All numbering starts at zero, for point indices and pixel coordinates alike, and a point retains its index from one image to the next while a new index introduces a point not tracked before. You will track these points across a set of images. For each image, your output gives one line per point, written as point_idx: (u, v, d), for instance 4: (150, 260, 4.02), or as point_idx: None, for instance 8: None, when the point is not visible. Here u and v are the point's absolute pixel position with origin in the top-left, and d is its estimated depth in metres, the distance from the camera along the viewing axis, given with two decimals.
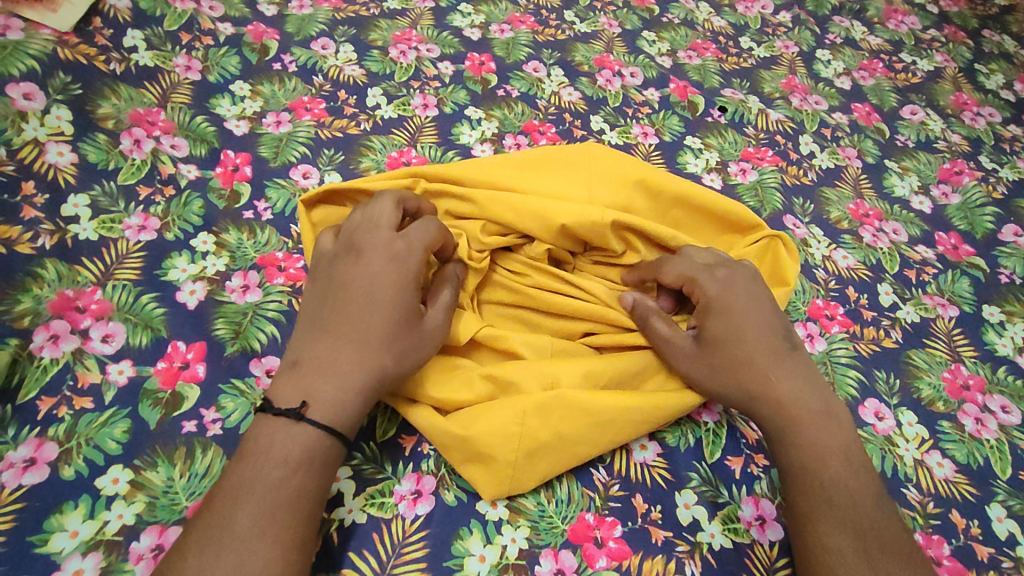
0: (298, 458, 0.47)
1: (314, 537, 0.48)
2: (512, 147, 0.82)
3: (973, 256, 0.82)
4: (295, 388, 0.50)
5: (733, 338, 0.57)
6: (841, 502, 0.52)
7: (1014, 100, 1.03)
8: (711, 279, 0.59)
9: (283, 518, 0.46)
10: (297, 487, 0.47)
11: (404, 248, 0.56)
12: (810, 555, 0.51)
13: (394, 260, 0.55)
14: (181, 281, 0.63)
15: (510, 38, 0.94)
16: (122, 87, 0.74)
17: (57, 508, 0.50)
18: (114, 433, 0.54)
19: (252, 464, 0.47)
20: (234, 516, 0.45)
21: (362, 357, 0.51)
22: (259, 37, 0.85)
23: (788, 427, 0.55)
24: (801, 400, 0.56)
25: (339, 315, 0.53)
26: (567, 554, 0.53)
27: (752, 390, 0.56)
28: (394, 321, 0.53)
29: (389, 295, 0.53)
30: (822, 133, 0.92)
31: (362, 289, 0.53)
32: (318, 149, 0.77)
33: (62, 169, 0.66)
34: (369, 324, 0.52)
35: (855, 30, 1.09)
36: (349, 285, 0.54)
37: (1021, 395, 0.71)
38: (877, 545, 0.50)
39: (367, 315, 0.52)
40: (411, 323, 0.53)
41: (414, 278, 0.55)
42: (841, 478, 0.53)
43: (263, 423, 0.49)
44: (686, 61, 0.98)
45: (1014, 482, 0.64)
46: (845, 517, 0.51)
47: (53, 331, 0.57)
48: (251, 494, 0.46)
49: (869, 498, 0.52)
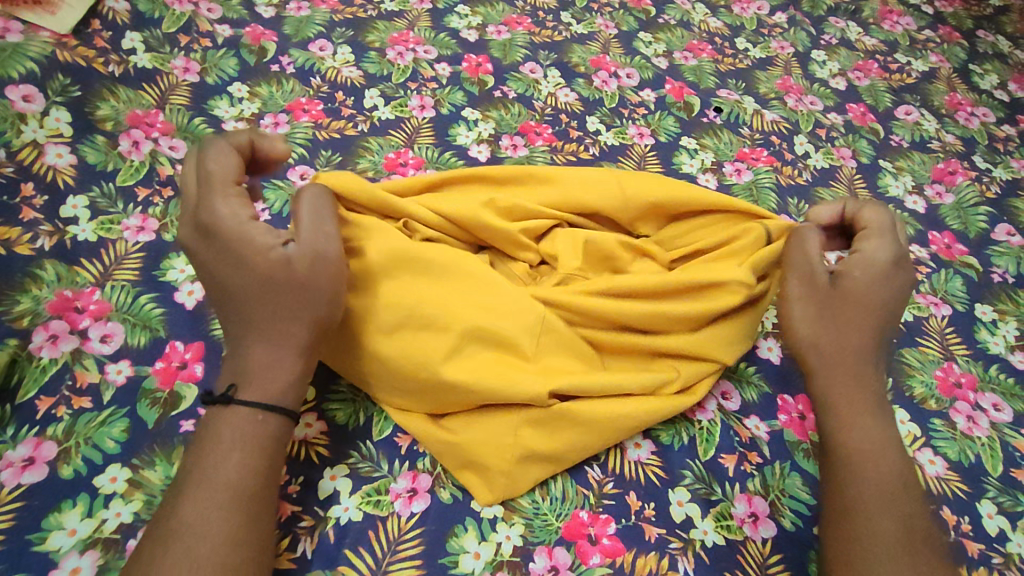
0: (232, 438, 0.46)
1: (264, 516, 0.46)
2: (509, 148, 0.82)
3: (966, 255, 0.83)
4: (226, 371, 0.50)
5: (866, 301, 0.54)
6: (893, 491, 0.50)
7: (1008, 100, 1.04)
8: (885, 246, 0.56)
9: (222, 498, 0.45)
10: (235, 465, 0.46)
11: (225, 219, 0.49)
12: (854, 537, 0.49)
13: (223, 239, 0.49)
14: (179, 281, 0.63)
15: (507, 40, 0.94)
16: (121, 89, 0.75)
17: (56, 507, 0.50)
18: (112, 432, 0.54)
19: (191, 452, 0.47)
20: (179, 504, 0.44)
21: (264, 331, 0.49)
22: (257, 39, 0.86)
23: (852, 405, 0.53)
24: (869, 385, 0.54)
25: (222, 305, 0.50)
26: (560, 552, 0.54)
27: (843, 354, 0.54)
28: (268, 290, 0.49)
29: (242, 268, 0.49)
30: (817, 133, 0.93)
31: (218, 277, 0.50)
32: (316, 150, 0.77)
33: (61, 170, 0.67)
34: (252, 298, 0.49)
35: (851, 31, 1.09)
36: (210, 277, 0.50)
37: (1012, 393, 0.72)
38: (921, 538, 0.48)
39: (245, 291, 0.49)
40: (282, 280, 0.49)
41: (253, 232, 0.49)
42: (892, 462, 0.51)
43: (206, 416, 0.49)
44: (682, 62, 0.98)
45: (1005, 479, 0.65)
46: (893, 506, 0.49)
47: (51, 331, 0.58)
48: (191, 481, 0.45)
49: (915, 488, 0.51)
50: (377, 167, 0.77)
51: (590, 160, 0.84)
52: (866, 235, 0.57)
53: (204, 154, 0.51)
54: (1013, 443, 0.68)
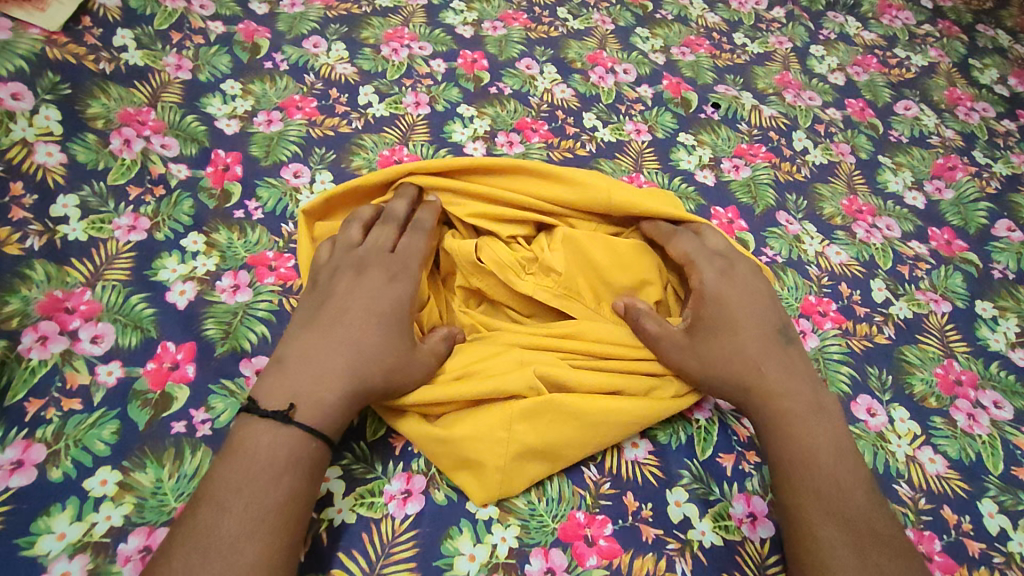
0: (286, 460, 0.47)
1: (302, 537, 0.48)
2: (505, 145, 0.82)
3: (966, 251, 0.82)
4: (280, 389, 0.50)
5: (727, 331, 0.58)
6: (832, 496, 0.51)
7: (1008, 94, 1.03)
8: (711, 266, 0.61)
9: (272, 520, 0.45)
10: (286, 488, 0.47)
11: (405, 270, 0.57)
12: (805, 552, 0.51)
13: (393, 286, 0.56)
14: (171, 281, 0.63)
15: (503, 36, 0.93)
16: (112, 87, 0.74)
17: (45, 510, 0.50)
18: (103, 434, 0.54)
19: (239, 466, 0.47)
20: (223, 518, 0.45)
21: (350, 362, 0.51)
22: (250, 36, 0.85)
23: (778, 420, 0.55)
24: (781, 400, 0.56)
25: (337, 320, 0.53)
26: (557, 553, 0.53)
27: (744, 381, 0.56)
28: (388, 337, 0.53)
29: (390, 311, 0.55)
30: (816, 129, 0.92)
31: (364, 302, 0.55)
32: (310, 148, 0.76)
33: (51, 169, 0.66)
34: (370, 333, 0.53)
35: (850, 26, 1.09)
36: (343, 302, 0.55)
37: (1013, 390, 0.71)
38: (871, 541, 0.50)
39: (369, 323, 0.53)
40: (406, 342, 0.54)
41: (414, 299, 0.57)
42: (831, 466, 0.53)
43: (253, 425, 0.48)
44: (680, 57, 0.97)
45: (1006, 477, 0.65)
46: (838, 514, 0.51)
47: (41, 332, 0.57)
48: (241, 498, 0.45)
49: (858, 488, 0.52)
50: (372, 165, 0.76)
51: (587, 157, 0.83)
52: (687, 269, 0.61)
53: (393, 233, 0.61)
54: (1014, 440, 0.67)
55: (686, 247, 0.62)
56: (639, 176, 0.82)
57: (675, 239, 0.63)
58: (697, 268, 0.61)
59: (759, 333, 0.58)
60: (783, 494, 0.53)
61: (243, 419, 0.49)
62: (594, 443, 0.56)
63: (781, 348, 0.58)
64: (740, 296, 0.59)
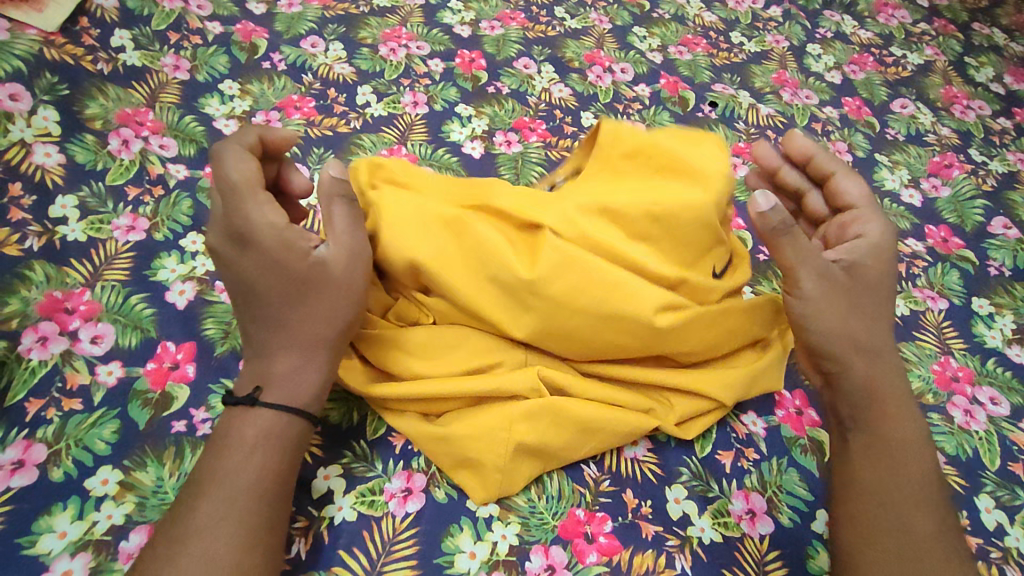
0: (255, 437, 0.47)
1: (282, 514, 0.47)
2: (502, 144, 0.82)
3: (963, 248, 0.83)
4: (249, 375, 0.50)
5: (875, 297, 0.55)
6: (923, 490, 0.50)
7: (1004, 93, 1.03)
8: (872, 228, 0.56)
9: (246, 496, 0.45)
10: (257, 464, 0.47)
11: (266, 221, 0.49)
12: (893, 533, 0.49)
13: (258, 239, 0.49)
14: (171, 281, 0.63)
15: (501, 35, 0.94)
16: (110, 87, 0.74)
17: (46, 510, 0.50)
18: (103, 433, 0.54)
19: (214, 450, 0.47)
20: (198, 501, 0.45)
21: (297, 335, 0.50)
22: (248, 36, 0.85)
23: (882, 400, 0.53)
24: (889, 379, 0.54)
25: (247, 306, 0.50)
26: (557, 550, 0.53)
27: (861, 343, 0.54)
28: (301, 288, 0.49)
29: (274, 270, 0.49)
30: (813, 127, 0.92)
31: (248, 278, 0.49)
32: (308, 148, 0.76)
33: (50, 170, 0.66)
34: (279, 295, 0.49)
35: (846, 24, 1.09)
36: (237, 282, 0.50)
37: (1009, 386, 0.72)
38: (952, 535, 0.50)
39: (272, 286, 0.49)
40: (319, 278, 0.50)
41: (285, 228, 0.49)
42: (923, 459, 0.52)
43: (225, 413, 0.49)
44: (677, 56, 0.98)
45: (1003, 473, 0.65)
46: (928, 502, 0.50)
47: (41, 333, 0.57)
48: (212, 479, 0.46)
49: (939, 481, 0.52)
50: None
51: None
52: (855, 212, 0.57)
53: (222, 164, 0.50)
54: (1011, 436, 0.68)
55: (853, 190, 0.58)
56: None
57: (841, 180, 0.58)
58: (860, 214, 0.57)
59: (881, 304, 0.55)
60: (880, 471, 0.51)
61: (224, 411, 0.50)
62: (589, 442, 0.56)
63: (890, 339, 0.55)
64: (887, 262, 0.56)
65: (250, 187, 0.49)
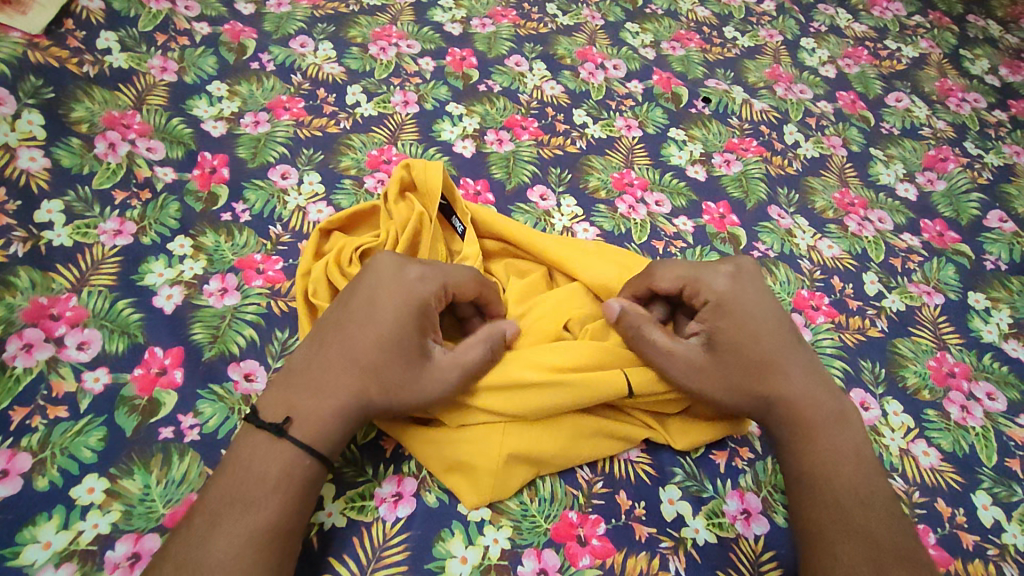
0: (277, 476, 0.46)
1: (291, 558, 0.46)
2: (494, 143, 0.81)
3: (959, 243, 0.82)
4: (283, 401, 0.49)
5: (748, 343, 0.55)
6: (850, 515, 0.50)
7: (999, 85, 1.02)
8: (714, 277, 0.58)
9: (261, 539, 0.44)
10: (276, 505, 0.46)
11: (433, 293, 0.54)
12: (816, 559, 0.49)
13: (411, 297, 0.53)
14: (158, 285, 0.62)
15: (492, 33, 0.93)
16: (96, 90, 0.73)
17: (31, 520, 0.49)
18: (89, 441, 0.53)
19: (233, 480, 0.46)
20: (213, 534, 0.44)
21: (350, 382, 0.50)
22: (236, 36, 0.84)
23: (801, 430, 0.54)
24: (819, 412, 0.54)
25: (341, 330, 0.52)
26: (549, 554, 0.53)
27: (769, 393, 0.54)
28: (391, 354, 0.51)
29: (391, 324, 0.51)
30: (807, 122, 0.92)
31: (367, 310, 0.52)
32: (297, 148, 0.76)
33: (35, 174, 0.65)
34: (372, 344, 0.51)
35: (840, 18, 1.08)
36: (353, 307, 0.53)
37: (1007, 381, 0.71)
38: (888, 556, 0.48)
39: (374, 334, 0.51)
40: (406, 361, 0.51)
41: (426, 303, 0.53)
42: (853, 484, 0.52)
43: (247, 438, 0.48)
44: (670, 52, 0.97)
45: (1000, 469, 0.64)
46: (853, 527, 0.50)
47: (26, 340, 0.56)
48: (230, 513, 0.45)
49: (877, 506, 0.51)
50: (361, 166, 0.76)
51: (577, 153, 0.82)
52: (687, 287, 0.58)
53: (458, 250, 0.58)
54: (1008, 432, 0.67)
55: (679, 271, 0.58)
56: (630, 172, 0.81)
57: (660, 274, 0.58)
58: (697, 285, 0.57)
59: (777, 323, 0.57)
60: (808, 501, 0.52)
61: (244, 429, 0.49)
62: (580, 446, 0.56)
63: (797, 345, 0.57)
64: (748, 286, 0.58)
65: (442, 275, 0.55)
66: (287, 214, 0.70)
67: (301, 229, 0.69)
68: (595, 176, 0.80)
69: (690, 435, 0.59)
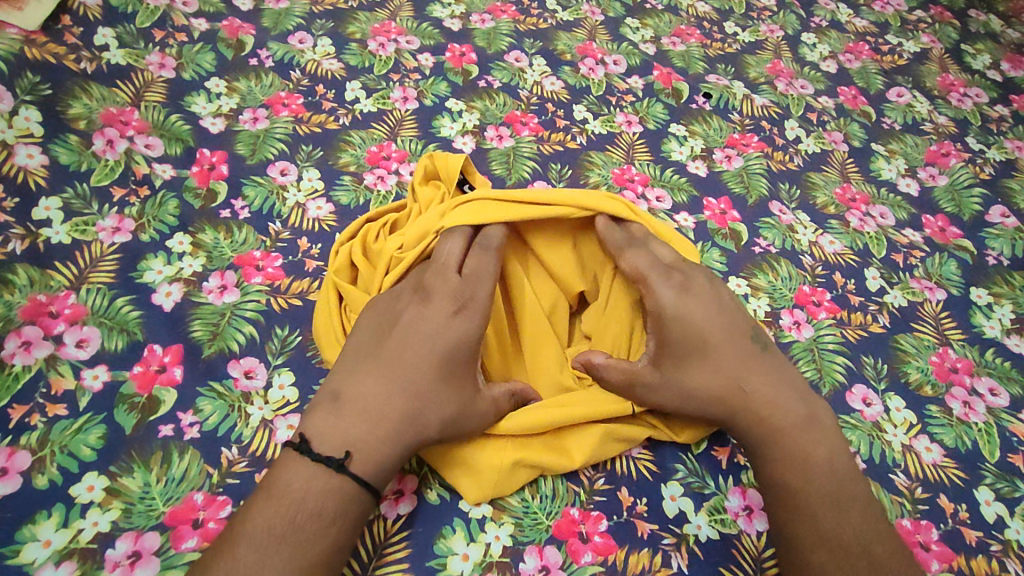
0: (335, 512, 0.46)
1: None
2: (494, 139, 0.81)
3: (961, 238, 0.82)
4: (336, 433, 0.48)
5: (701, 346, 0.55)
6: (824, 521, 0.50)
7: (1001, 79, 1.02)
8: (666, 284, 0.57)
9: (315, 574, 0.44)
10: (332, 542, 0.45)
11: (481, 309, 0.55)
12: (797, 563, 0.50)
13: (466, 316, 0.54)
14: (157, 283, 0.62)
15: (492, 28, 0.92)
16: (94, 86, 0.73)
17: (30, 518, 0.49)
18: (89, 439, 0.53)
19: (286, 513, 0.45)
20: (264, 568, 0.43)
21: (415, 412, 0.50)
22: (234, 32, 0.84)
23: (773, 431, 0.53)
24: (783, 415, 0.54)
25: (395, 359, 0.51)
26: (551, 551, 0.52)
27: (726, 400, 0.54)
28: (450, 379, 0.52)
29: (448, 350, 0.52)
30: (808, 117, 0.91)
31: (426, 334, 0.52)
32: (296, 145, 0.75)
33: (32, 171, 0.64)
34: (428, 372, 0.51)
35: (841, 12, 1.08)
36: (408, 331, 0.53)
37: (1009, 376, 0.71)
38: (864, 561, 0.48)
39: (429, 359, 0.51)
40: (463, 389, 0.52)
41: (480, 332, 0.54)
42: (826, 488, 0.51)
43: (299, 467, 0.47)
44: (671, 47, 0.96)
45: (1003, 464, 0.64)
46: (833, 533, 0.49)
47: (25, 337, 0.56)
48: (285, 547, 0.44)
49: (853, 508, 0.50)
50: (360, 162, 0.75)
51: (578, 149, 0.82)
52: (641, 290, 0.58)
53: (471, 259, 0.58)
54: (1010, 427, 0.67)
55: (639, 261, 0.59)
56: (631, 168, 0.81)
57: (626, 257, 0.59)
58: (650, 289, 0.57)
59: (732, 332, 0.56)
60: (781, 506, 0.52)
61: (292, 457, 0.47)
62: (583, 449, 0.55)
63: (757, 351, 0.56)
64: (699, 297, 0.57)
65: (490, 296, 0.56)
66: (286, 210, 0.70)
67: (300, 226, 0.69)
68: (595, 173, 0.80)
69: (693, 430, 0.59)
